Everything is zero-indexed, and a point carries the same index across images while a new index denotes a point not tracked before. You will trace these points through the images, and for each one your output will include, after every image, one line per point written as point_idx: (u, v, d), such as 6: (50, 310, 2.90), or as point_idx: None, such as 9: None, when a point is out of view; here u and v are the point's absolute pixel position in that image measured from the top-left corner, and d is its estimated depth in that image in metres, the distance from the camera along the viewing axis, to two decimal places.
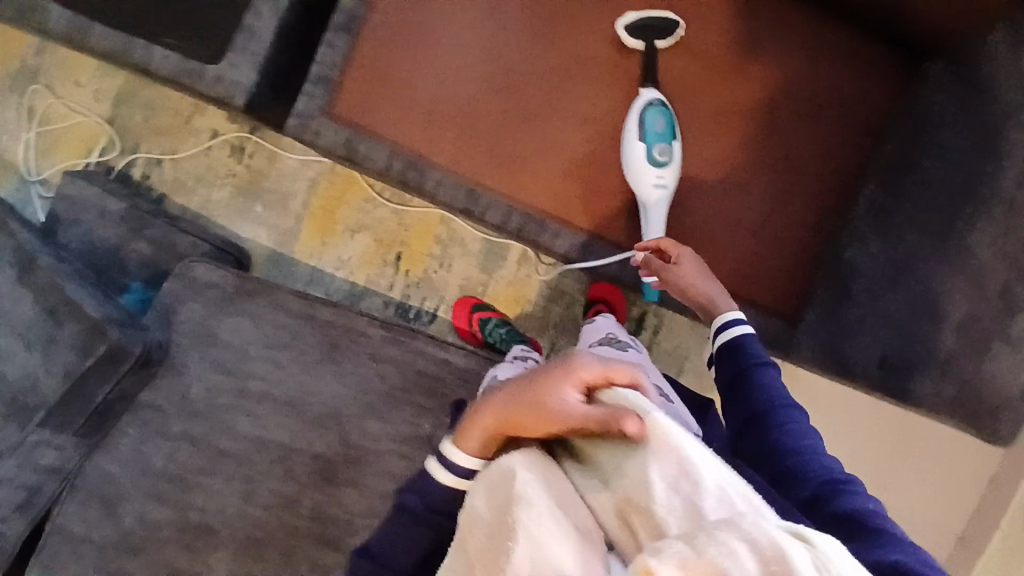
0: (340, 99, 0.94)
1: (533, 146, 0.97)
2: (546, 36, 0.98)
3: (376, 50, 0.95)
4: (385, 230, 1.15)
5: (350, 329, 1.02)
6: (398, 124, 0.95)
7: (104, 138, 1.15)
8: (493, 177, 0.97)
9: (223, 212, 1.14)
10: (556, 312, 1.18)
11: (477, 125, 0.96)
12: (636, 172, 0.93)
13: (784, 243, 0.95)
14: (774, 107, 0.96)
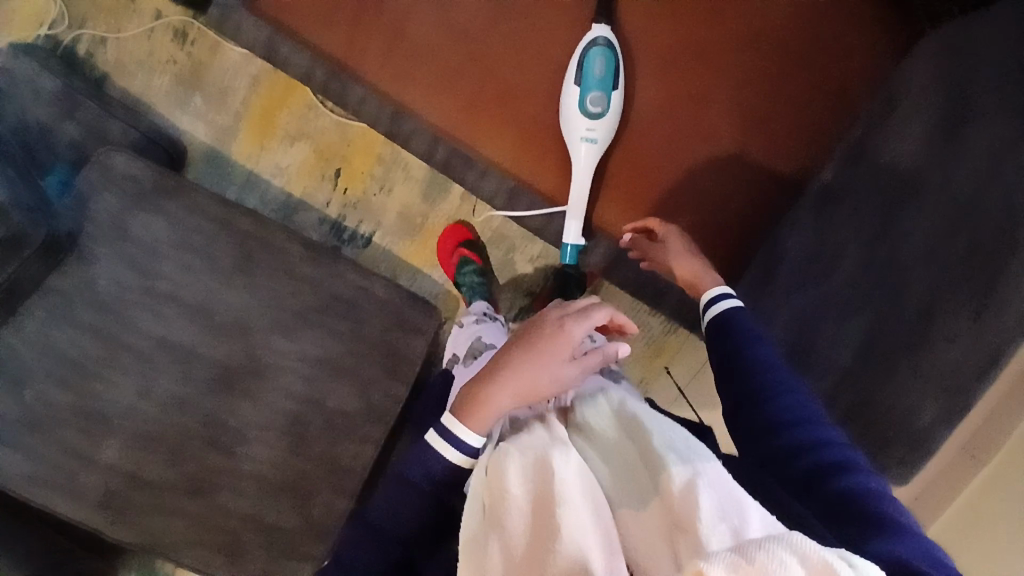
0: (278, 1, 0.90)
1: (465, 69, 0.89)
2: None
3: None
4: (326, 142, 1.11)
5: (268, 242, 1.00)
6: (326, 31, 0.89)
7: (53, 11, 1.10)
8: (418, 98, 0.89)
9: (162, 101, 1.11)
10: (493, 256, 1.12)
11: (410, 38, 0.89)
12: (567, 119, 0.87)
13: (729, 220, 0.93)
14: (743, 57, 0.92)
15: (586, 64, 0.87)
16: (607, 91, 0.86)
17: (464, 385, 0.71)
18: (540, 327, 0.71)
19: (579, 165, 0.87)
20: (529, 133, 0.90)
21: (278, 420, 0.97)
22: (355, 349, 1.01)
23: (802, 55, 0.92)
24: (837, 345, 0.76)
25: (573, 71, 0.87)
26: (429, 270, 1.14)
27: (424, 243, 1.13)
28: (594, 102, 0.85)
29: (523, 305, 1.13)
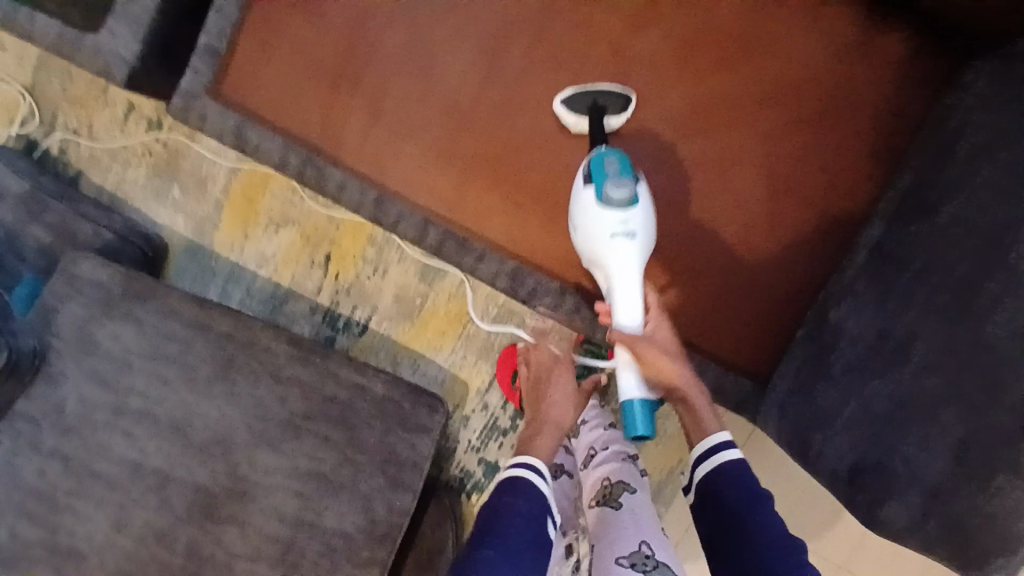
0: (279, 109, 0.95)
1: (470, 159, 0.94)
2: (498, 63, 0.95)
3: (346, 67, 0.95)
4: (314, 225, 1.02)
5: (250, 343, 0.90)
6: (356, 141, 0.95)
7: (24, 109, 1.05)
8: (439, 193, 0.94)
9: (139, 195, 1.04)
10: (502, 336, 1.02)
11: (402, 120, 0.95)
12: (585, 215, 0.85)
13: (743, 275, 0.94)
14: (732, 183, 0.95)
15: (593, 163, 0.85)
16: (620, 174, 0.84)
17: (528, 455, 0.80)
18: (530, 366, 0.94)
19: (610, 263, 0.84)
20: (525, 206, 0.93)
21: (270, 549, 0.85)
22: (353, 458, 0.90)
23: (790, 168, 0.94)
24: (925, 449, 0.63)
25: (584, 174, 0.86)
26: (431, 356, 1.02)
27: (424, 326, 1.02)
28: (611, 191, 0.83)
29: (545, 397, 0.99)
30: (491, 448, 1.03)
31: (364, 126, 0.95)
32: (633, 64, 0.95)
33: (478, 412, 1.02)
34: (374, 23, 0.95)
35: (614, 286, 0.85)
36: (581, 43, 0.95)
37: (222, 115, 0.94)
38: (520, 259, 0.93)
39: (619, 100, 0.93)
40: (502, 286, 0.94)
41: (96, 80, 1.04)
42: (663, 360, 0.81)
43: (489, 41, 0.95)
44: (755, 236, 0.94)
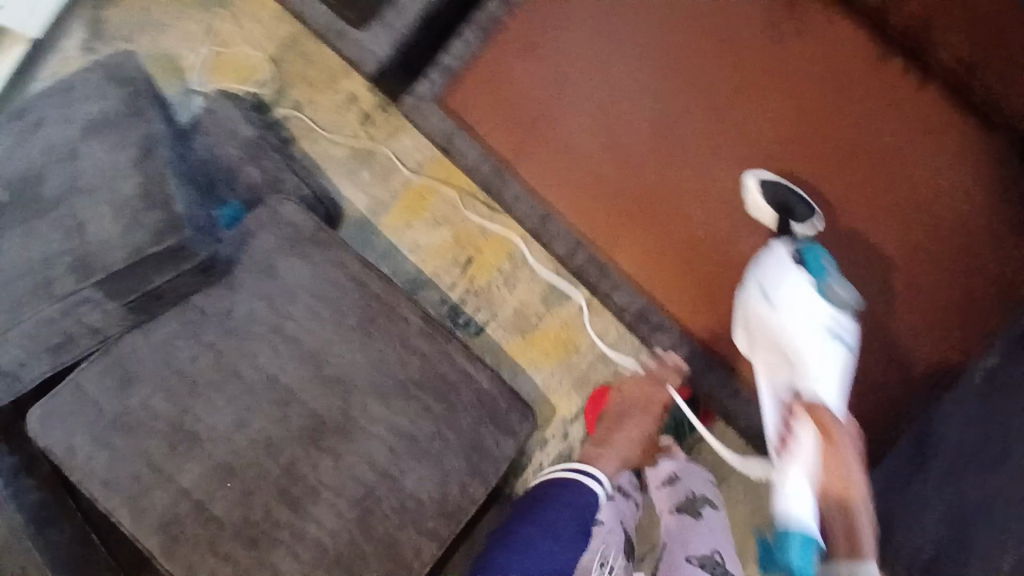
0: (481, 125, 1.13)
1: (625, 210, 1.10)
2: (668, 138, 1.12)
3: (542, 105, 1.14)
4: (467, 231, 1.13)
5: (394, 309, 1.03)
6: (533, 166, 1.12)
7: (263, 73, 1.20)
8: (591, 226, 1.11)
9: (335, 169, 1.17)
10: (600, 372, 1.09)
11: (585, 156, 1.12)
12: (807, 300, 0.94)
13: None
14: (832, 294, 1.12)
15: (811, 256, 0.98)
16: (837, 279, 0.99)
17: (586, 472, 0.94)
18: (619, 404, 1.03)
19: (822, 353, 0.91)
20: (657, 257, 1.09)
21: (355, 489, 0.95)
22: (447, 434, 0.98)
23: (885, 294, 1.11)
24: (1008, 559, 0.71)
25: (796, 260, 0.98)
26: (530, 372, 1.10)
27: (533, 342, 1.10)
28: (836, 288, 0.96)
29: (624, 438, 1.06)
30: None
31: (550, 151, 1.13)
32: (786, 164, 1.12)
33: (557, 437, 1.09)
34: (575, 78, 1.14)
35: (811, 377, 0.90)
36: (748, 140, 1.12)
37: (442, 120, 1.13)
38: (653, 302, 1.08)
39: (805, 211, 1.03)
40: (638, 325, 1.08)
41: (334, 63, 1.20)
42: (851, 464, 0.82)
43: (666, 118, 1.12)
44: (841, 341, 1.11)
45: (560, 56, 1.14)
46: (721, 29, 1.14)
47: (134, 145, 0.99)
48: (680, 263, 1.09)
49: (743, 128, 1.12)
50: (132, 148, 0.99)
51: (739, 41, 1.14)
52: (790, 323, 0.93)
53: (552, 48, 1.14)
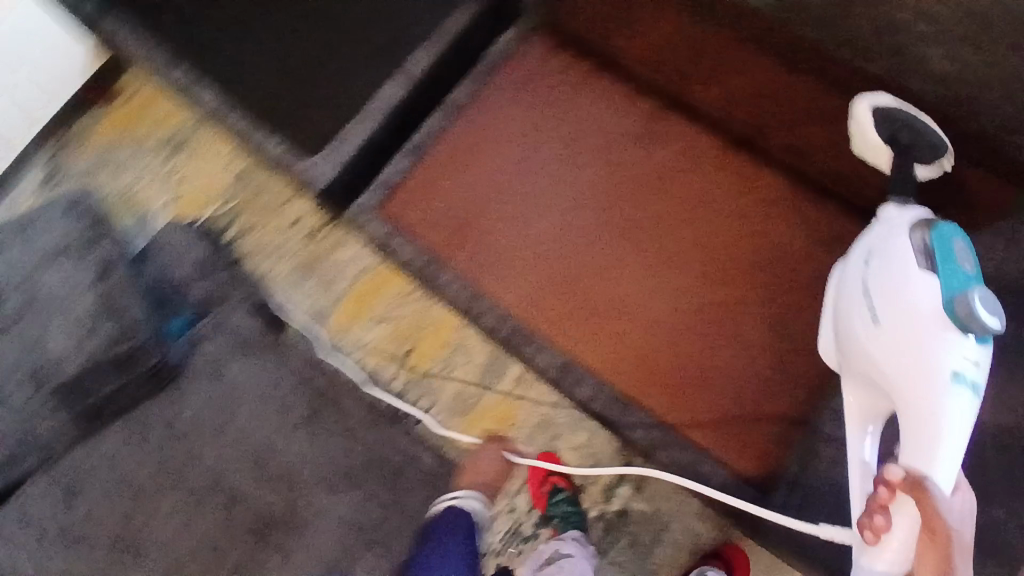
0: (393, 204, 1.12)
1: (536, 266, 1.08)
2: (566, 186, 1.12)
3: (445, 171, 1.13)
4: (405, 325, 1.20)
5: (338, 401, 1.08)
6: (441, 235, 1.11)
7: (215, 202, 1.34)
8: (504, 287, 1.08)
9: (281, 282, 1.27)
10: (539, 442, 1.16)
11: (531, 253, 1.09)
12: (926, 325, 0.72)
13: (764, 389, 0.97)
14: (761, 304, 1.01)
15: (944, 253, 0.74)
16: (978, 286, 0.72)
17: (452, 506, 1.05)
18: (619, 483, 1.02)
19: (943, 402, 0.70)
20: (574, 311, 1.06)
21: None
22: (394, 518, 1.00)
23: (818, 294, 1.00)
24: None
25: (922, 260, 0.75)
26: (473, 454, 1.16)
27: (472, 423, 1.18)
28: (976, 301, 0.70)
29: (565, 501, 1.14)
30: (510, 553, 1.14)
31: (484, 239, 1.11)
32: (684, 187, 1.09)
33: (505, 510, 1.16)
34: (473, 143, 1.15)
35: (930, 426, 0.70)
36: (682, 207, 1.09)
37: (380, 225, 1.12)
38: (612, 385, 1.01)
39: (935, 148, 0.86)
40: (596, 408, 1.01)
41: (283, 188, 1.30)
42: (965, 558, 0.65)
43: (562, 167, 1.13)
44: (782, 353, 0.98)
45: (481, 144, 1.15)
46: (632, 103, 1.13)
47: (94, 265, 1.08)
48: (640, 341, 1.03)
49: (671, 194, 1.09)
50: (92, 267, 1.08)
51: (651, 112, 1.12)
52: (906, 351, 0.73)
53: (472, 139, 1.15)
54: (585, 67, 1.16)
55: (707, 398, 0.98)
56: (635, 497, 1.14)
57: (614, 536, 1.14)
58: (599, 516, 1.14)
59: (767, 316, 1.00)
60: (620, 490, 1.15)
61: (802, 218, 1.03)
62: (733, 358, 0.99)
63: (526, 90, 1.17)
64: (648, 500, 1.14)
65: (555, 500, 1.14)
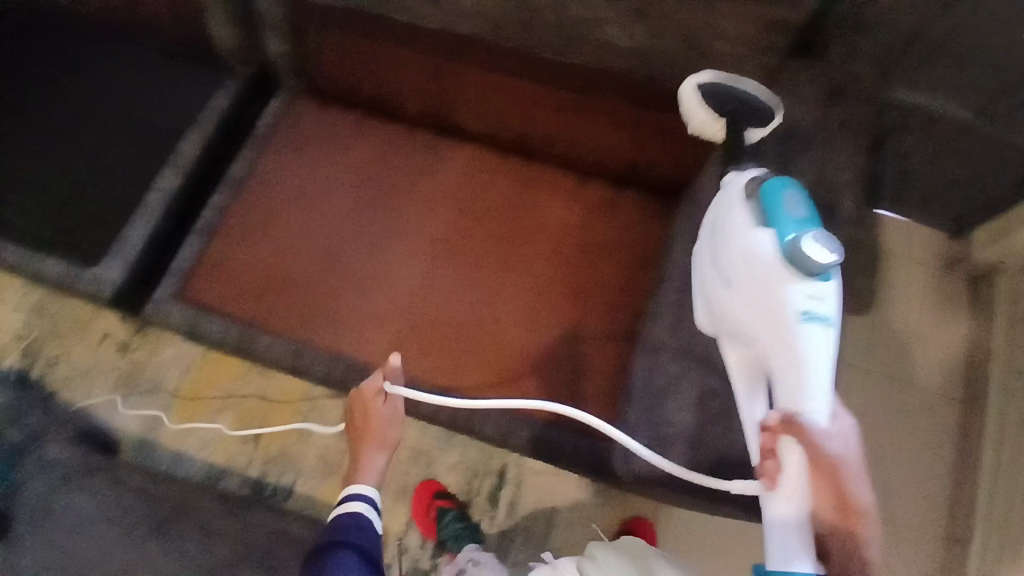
0: (192, 283, 1.03)
1: (357, 302, 1.02)
2: (368, 213, 1.07)
3: (239, 231, 1.05)
4: (248, 408, 1.15)
5: (186, 506, 1.02)
6: (247, 299, 1.02)
7: (10, 343, 1.19)
8: (325, 332, 1.00)
9: (102, 403, 1.16)
10: (415, 474, 1.17)
11: (342, 297, 1.02)
12: (771, 273, 0.68)
13: (598, 354, 1.01)
14: (575, 281, 1.06)
15: (776, 204, 0.71)
16: (809, 224, 0.68)
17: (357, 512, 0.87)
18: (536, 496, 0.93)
19: (804, 349, 0.65)
20: (408, 336, 1.02)
21: None
22: None
23: (621, 257, 1.07)
24: None
25: (756, 217, 0.72)
26: None
27: (344, 480, 1.14)
28: (805, 243, 0.65)
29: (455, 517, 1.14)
30: None
31: (295, 289, 1.03)
32: (482, 190, 1.10)
33: (399, 555, 1.13)
34: (263, 195, 1.07)
35: (797, 375, 0.66)
36: (481, 213, 1.09)
37: (182, 311, 1.01)
38: (454, 394, 1.00)
39: (765, 114, 0.85)
40: (446, 420, 0.99)
41: (84, 308, 1.21)
42: (853, 478, 0.67)
43: (360, 195, 1.08)
44: (604, 319, 1.03)
45: (271, 193, 1.07)
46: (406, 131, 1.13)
47: None
48: (479, 347, 1.02)
49: (468, 204, 1.10)
50: None
51: (426, 136, 1.13)
52: (754, 307, 0.69)
53: (261, 191, 1.08)
54: (350, 107, 1.14)
55: (539, 384, 1.00)
56: (519, 493, 1.18)
57: (511, 536, 1.16)
58: (491, 522, 1.16)
59: (571, 292, 1.05)
60: (504, 491, 1.18)
61: (588, 197, 1.11)
62: (556, 337, 1.02)
63: (306, 130, 1.12)
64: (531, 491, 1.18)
65: (444, 522, 1.11)
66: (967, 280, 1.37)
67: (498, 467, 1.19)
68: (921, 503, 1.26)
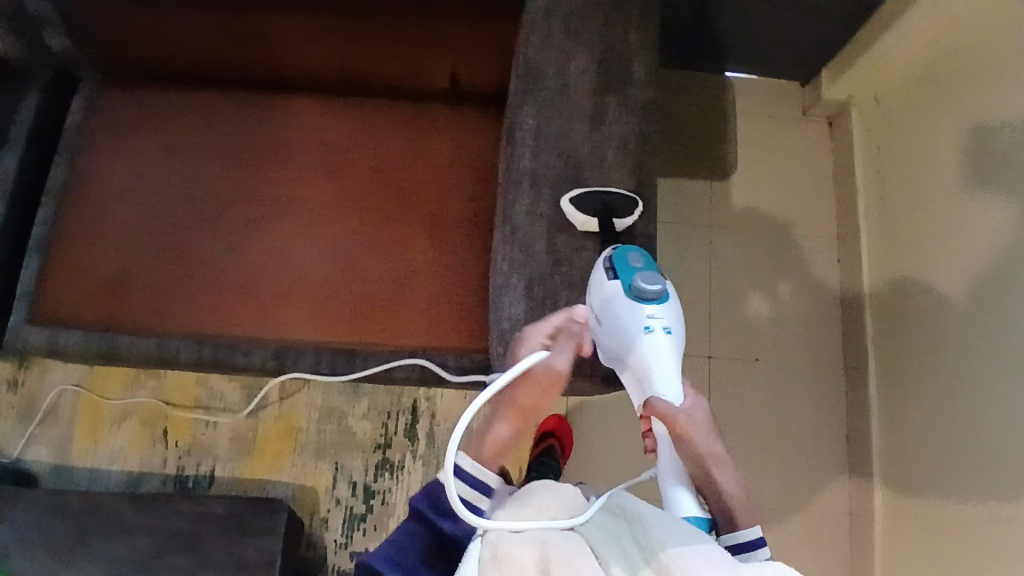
0: (41, 305, 1.02)
1: (209, 284, 1.03)
2: (200, 197, 1.07)
3: (78, 245, 1.05)
4: (149, 409, 1.17)
5: (100, 509, 1.02)
6: (100, 308, 1.02)
7: None
8: (185, 319, 1.02)
9: (3, 440, 1.14)
10: (330, 431, 1.20)
11: (198, 278, 1.03)
12: (618, 307, 0.74)
13: (453, 273, 1.04)
14: (420, 207, 1.06)
15: (618, 254, 0.77)
16: (649, 269, 0.76)
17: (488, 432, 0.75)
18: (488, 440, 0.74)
19: (646, 359, 0.74)
20: (266, 302, 1.03)
21: None
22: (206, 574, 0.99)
23: (459, 174, 1.08)
24: None
25: (606, 267, 0.77)
26: (276, 476, 1.17)
27: (262, 452, 1.18)
28: (642, 281, 0.74)
29: (378, 460, 1.19)
30: (356, 538, 1.16)
31: (146, 287, 1.03)
32: (309, 145, 1.10)
33: (333, 507, 1.17)
34: (93, 206, 1.07)
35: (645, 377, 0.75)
36: (320, 163, 1.09)
37: (37, 331, 1.00)
38: (328, 343, 1.01)
39: (628, 201, 0.82)
40: (328, 370, 1.01)
41: None
42: (701, 434, 0.75)
43: (190, 181, 1.08)
44: (455, 238, 1.05)
45: (99, 202, 1.07)
46: (225, 101, 1.12)
47: None
48: (338, 296, 1.03)
49: (304, 158, 1.09)
50: None
51: (241, 103, 1.12)
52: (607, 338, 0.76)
53: (89, 202, 1.07)
54: (163, 90, 1.12)
55: (408, 312, 1.02)
56: (436, 422, 1.20)
57: (435, 464, 1.19)
58: (415, 456, 1.19)
59: (418, 219, 1.06)
60: (421, 423, 1.21)
61: (417, 122, 1.10)
62: (411, 266, 1.04)
63: (121, 131, 1.10)
64: (445, 418, 1.21)
65: None
66: (825, 123, 1.40)
67: (409, 404, 1.21)
68: (822, 331, 1.31)
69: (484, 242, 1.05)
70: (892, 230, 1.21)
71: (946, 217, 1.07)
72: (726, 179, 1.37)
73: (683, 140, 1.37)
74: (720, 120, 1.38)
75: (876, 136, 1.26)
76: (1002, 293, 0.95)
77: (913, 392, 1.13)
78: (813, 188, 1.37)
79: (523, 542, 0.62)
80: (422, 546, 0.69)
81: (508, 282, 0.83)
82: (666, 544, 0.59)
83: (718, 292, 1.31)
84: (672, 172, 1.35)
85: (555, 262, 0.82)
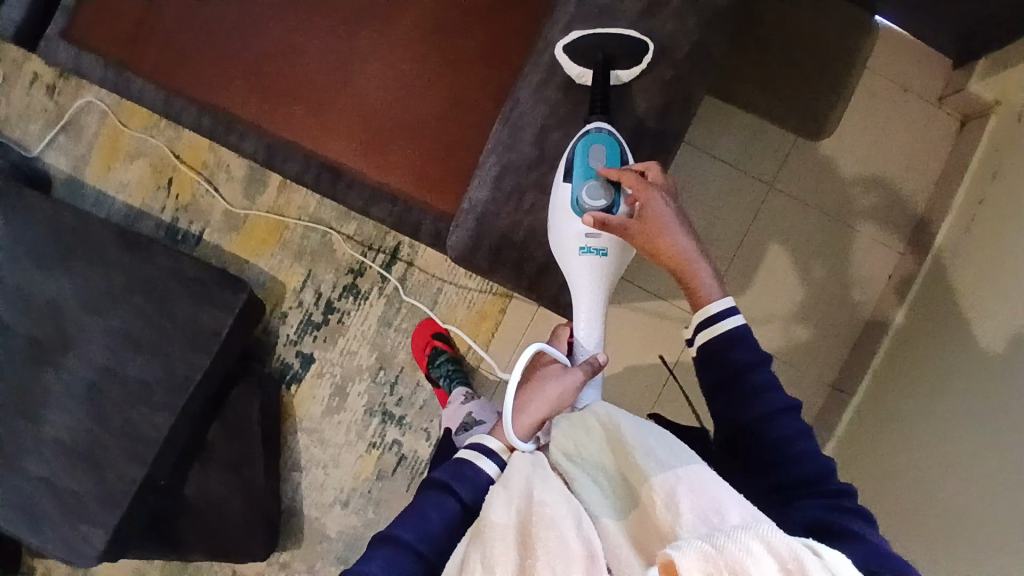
0: (75, 23, 1.03)
1: (219, 54, 1.01)
2: None
3: None
4: (161, 158, 1.22)
5: (85, 233, 1.10)
6: (114, 42, 1.02)
7: None
8: (190, 82, 1.01)
9: (35, 142, 1.23)
10: (313, 240, 1.22)
11: (216, 42, 1.01)
12: (563, 222, 0.75)
13: (452, 124, 0.96)
14: (443, 42, 0.97)
15: (578, 154, 0.74)
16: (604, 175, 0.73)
17: (528, 412, 0.69)
18: (524, 416, 0.69)
19: (580, 279, 0.76)
20: (264, 92, 1.00)
21: (80, 386, 1.07)
22: (159, 323, 1.08)
23: (499, 20, 0.96)
24: None
25: (564, 170, 0.75)
26: (254, 261, 1.23)
27: (248, 235, 1.23)
28: (589, 192, 0.73)
29: (347, 282, 1.22)
30: (306, 340, 1.23)
31: (164, 36, 1.02)
32: None
33: (294, 307, 1.23)
34: None
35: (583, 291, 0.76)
36: None
37: (65, 49, 1.02)
38: (315, 154, 0.99)
39: (635, 49, 0.76)
40: (310, 182, 1.00)
41: (14, 50, 1.23)
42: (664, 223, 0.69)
43: None
44: (468, 87, 0.96)
45: None
46: None
47: None
48: (331, 107, 0.99)
49: None
50: None
51: None
52: (555, 253, 0.77)
53: None
54: None
55: (398, 152, 0.97)
56: (410, 270, 1.21)
57: (396, 307, 1.21)
58: (382, 293, 1.22)
59: (438, 55, 0.97)
60: (397, 266, 1.21)
61: None
62: (412, 101, 0.97)
63: None
64: (423, 268, 1.21)
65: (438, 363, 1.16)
66: (957, 119, 1.16)
67: (393, 244, 1.22)
68: (831, 340, 1.19)
69: (496, 103, 0.95)
70: (959, 266, 1.03)
71: (1008, 279, 0.91)
72: (815, 138, 1.18)
73: (786, 78, 1.17)
74: (840, 69, 1.16)
75: (996, 154, 1.05)
76: (1002, 382, 0.85)
77: (879, 436, 1.04)
78: (903, 187, 1.18)
79: (508, 495, 0.60)
80: (446, 520, 0.64)
81: (484, 161, 0.79)
82: (641, 468, 0.58)
83: (743, 257, 1.19)
84: (754, 110, 1.18)
85: (536, 158, 0.78)
